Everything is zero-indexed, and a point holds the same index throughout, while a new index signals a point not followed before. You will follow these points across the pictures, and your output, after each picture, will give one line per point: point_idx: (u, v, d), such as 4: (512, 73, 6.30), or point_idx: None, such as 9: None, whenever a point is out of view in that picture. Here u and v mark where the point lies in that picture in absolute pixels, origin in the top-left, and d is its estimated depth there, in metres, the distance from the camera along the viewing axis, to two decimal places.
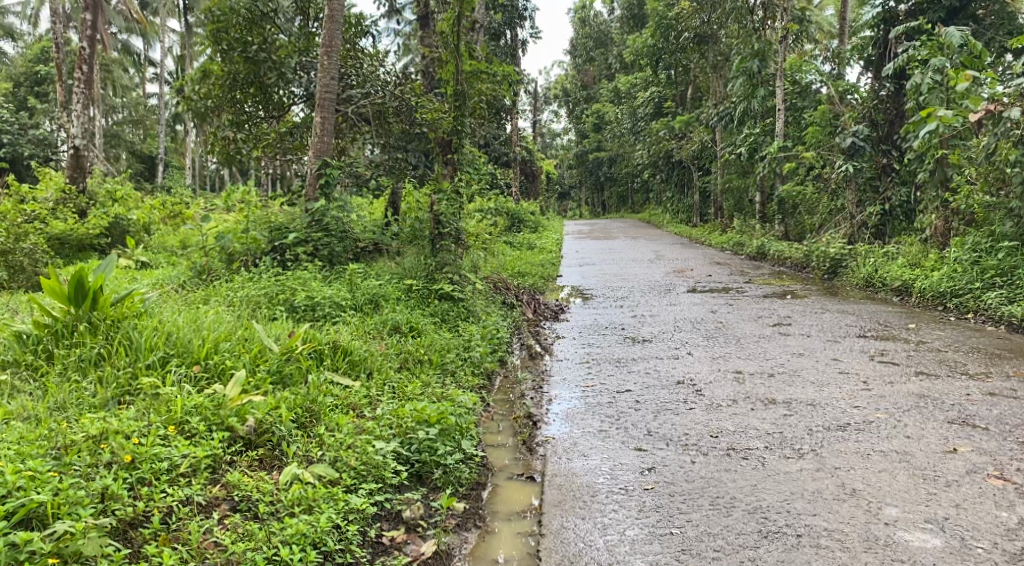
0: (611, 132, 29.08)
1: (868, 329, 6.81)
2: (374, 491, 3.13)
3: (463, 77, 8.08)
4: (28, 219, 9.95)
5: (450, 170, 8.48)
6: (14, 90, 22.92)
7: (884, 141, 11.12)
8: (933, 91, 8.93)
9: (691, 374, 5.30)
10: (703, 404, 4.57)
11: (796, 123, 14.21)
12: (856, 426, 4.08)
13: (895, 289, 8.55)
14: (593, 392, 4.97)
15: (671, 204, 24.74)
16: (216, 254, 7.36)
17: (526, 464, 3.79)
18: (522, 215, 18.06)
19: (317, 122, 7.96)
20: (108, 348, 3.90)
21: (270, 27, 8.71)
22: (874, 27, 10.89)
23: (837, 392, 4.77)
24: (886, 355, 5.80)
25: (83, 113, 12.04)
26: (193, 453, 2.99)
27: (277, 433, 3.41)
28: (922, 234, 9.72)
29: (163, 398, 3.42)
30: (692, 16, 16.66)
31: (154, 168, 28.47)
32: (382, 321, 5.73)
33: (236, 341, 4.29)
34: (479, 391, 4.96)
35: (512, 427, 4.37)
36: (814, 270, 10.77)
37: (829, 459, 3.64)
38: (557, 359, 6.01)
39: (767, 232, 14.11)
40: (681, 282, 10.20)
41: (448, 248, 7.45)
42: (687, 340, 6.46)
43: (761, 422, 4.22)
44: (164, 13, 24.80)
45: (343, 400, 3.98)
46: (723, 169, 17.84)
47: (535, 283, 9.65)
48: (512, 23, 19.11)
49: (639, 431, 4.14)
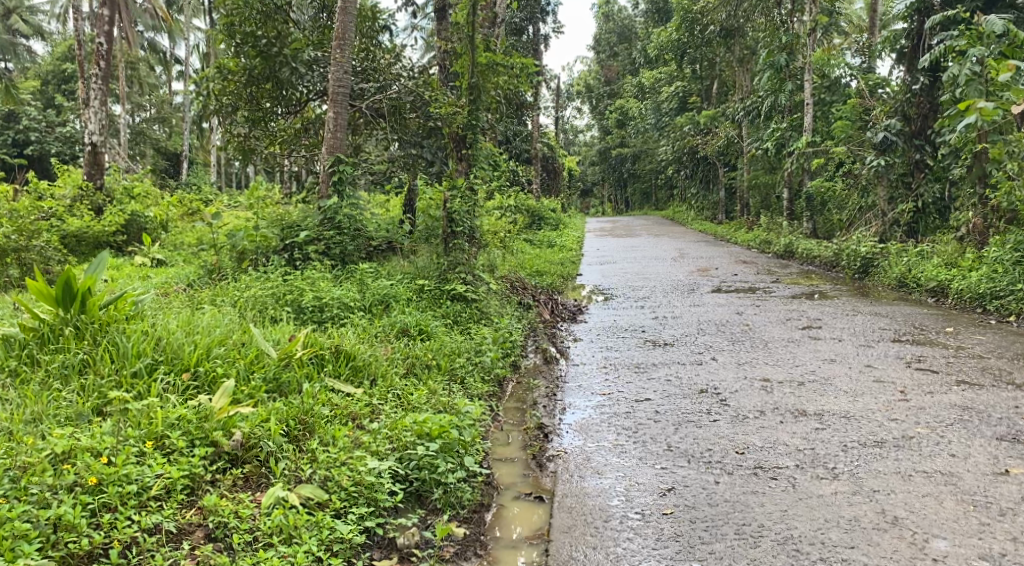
0: (634, 128, 28.63)
1: (903, 334, 6.42)
2: (364, 516, 2.90)
3: (478, 70, 7.79)
4: (44, 216, 9.84)
5: (464, 166, 8.13)
6: (42, 88, 22.88)
7: (916, 136, 10.51)
8: (971, 82, 8.41)
9: (715, 382, 4.99)
10: (727, 416, 4.26)
11: (824, 118, 13.79)
12: (895, 443, 3.75)
13: (930, 290, 8.16)
14: (610, 401, 4.67)
15: (695, 201, 24.31)
16: (226, 252, 7.16)
17: (536, 482, 3.52)
18: (543, 213, 17.77)
19: (330, 117, 7.69)
20: (92, 354, 3.69)
21: (282, 21, 8.47)
22: (907, 17, 10.44)
23: (872, 404, 4.43)
24: (923, 361, 5.43)
25: (100, 109, 11.93)
26: (167, 474, 2.81)
27: (265, 448, 3.18)
28: (958, 232, 9.29)
29: (145, 409, 3.22)
30: (717, 8, 16.03)
31: (179, 166, 28.46)
32: (391, 323, 5.47)
33: (231, 346, 4.06)
34: (489, 398, 4.69)
35: (523, 439, 4.09)
36: (843, 269, 10.38)
37: (866, 481, 3.31)
38: (572, 364, 5.72)
39: (793, 230, 13.70)
40: (705, 281, 9.89)
41: (461, 247, 7.11)
42: (712, 344, 6.13)
43: (791, 437, 3.91)
44: (190, 11, 24.76)
45: (342, 411, 3.72)
46: (749, 166, 17.42)
47: (553, 282, 9.37)
48: (533, 18, 18.80)
49: (658, 446, 3.85)
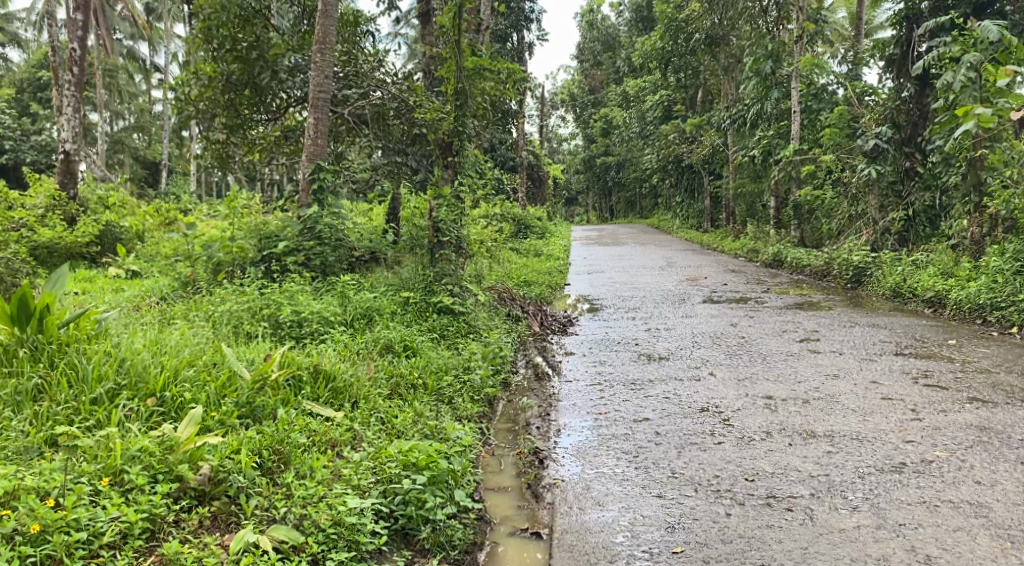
0: (620, 136, 28.43)
1: (904, 346, 6.21)
2: (345, 562, 2.62)
3: (465, 75, 7.55)
4: (13, 228, 9.44)
5: (450, 173, 7.84)
6: (17, 96, 22.30)
7: (907, 143, 10.35)
8: (966, 89, 8.24)
9: (715, 400, 4.74)
10: (733, 438, 4.01)
11: (812, 126, 13.66)
12: (914, 468, 3.53)
13: (927, 301, 7.97)
14: (606, 421, 4.41)
15: (681, 210, 24.17)
16: (201, 264, 6.84)
17: (533, 515, 3.26)
18: (528, 221, 17.55)
19: (310, 124, 7.41)
20: (48, 378, 3.37)
21: (262, 25, 8.19)
22: (896, 23, 10.26)
23: (884, 423, 4.20)
24: (931, 377, 5.21)
25: (74, 116, 11.51)
26: (124, 518, 2.53)
27: (235, 483, 2.87)
28: (952, 241, 9.15)
29: (103, 440, 2.92)
30: (702, 17, 15.93)
31: (159, 176, 27.92)
32: (374, 339, 5.18)
33: (201, 367, 3.76)
34: (479, 420, 4.41)
35: (516, 465, 3.82)
36: (835, 278, 10.21)
37: (890, 514, 3.11)
38: (565, 380, 5.45)
39: (782, 239, 13.55)
40: (695, 291, 9.68)
41: (447, 258, 6.85)
42: (709, 358, 5.88)
43: (802, 461, 3.67)
44: (170, 18, 24.33)
45: (320, 438, 3.44)
46: (735, 174, 17.27)
47: (541, 292, 9.12)
48: (517, 25, 18.63)
49: (662, 472, 3.59)
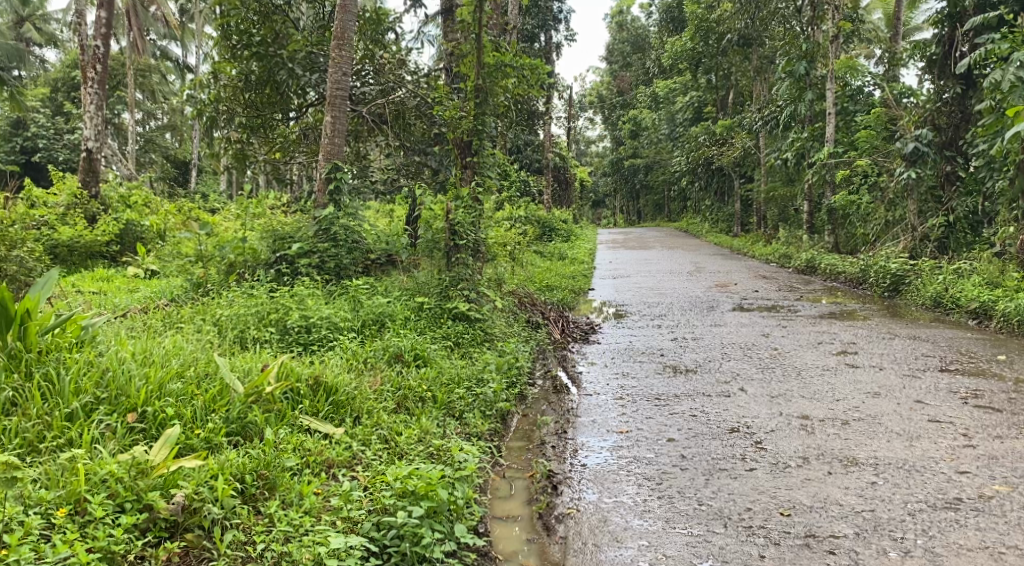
0: (648, 138, 27.92)
1: (950, 362, 5.78)
2: None
3: (485, 73, 7.24)
4: (35, 226, 9.36)
5: (469, 174, 7.39)
6: (52, 95, 22.38)
7: (947, 146, 9.88)
8: (1015, 89, 7.72)
9: (746, 419, 4.38)
10: (767, 464, 3.65)
11: (846, 129, 13.19)
12: (971, 505, 3.17)
13: (970, 312, 7.51)
14: (627, 441, 4.07)
15: (710, 214, 23.63)
16: (215, 265, 6.66)
17: (542, 551, 2.98)
18: (554, 224, 17.22)
19: (327, 122, 7.17)
20: (22, 390, 3.12)
21: (281, 21, 7.99)
22: (937, 22, 9.81)
23: (933, 451, 3.80)
24: (982, 398, 4.77)
25: (97, 114, 11.42)
26: (73, 558, 2.28)
27: (209, 515, 2.63)
28: (997, 249, 8.67)
29: (68, 465, 2.70)
30: (734, 17, 15.51)
31: (189, 174, 28.04)
32: (384, 347, 4.88)
33: (190, 379, 3.49)
34: (491, 437, 4.10)
35: (527, 490, 3.50)
36: (870, 285, 9.74)
37: (948, 562, 2.80)
38: (586, 394, 5.09)
39: (815, 244, 13.04)
40: (724, 298, 9.28)
41: (463, 262, 6.55)
42: (740, 372, 5.52)
43: (844, 494, 3.30)
44: (203, 20, 24.36)
45: (314, 459, 3.16)
46: (766, 177, 16.76)
47: (563, 297, 8.80)
48: (545, 26, 18.34)
49: (686, 503, 3.26)
